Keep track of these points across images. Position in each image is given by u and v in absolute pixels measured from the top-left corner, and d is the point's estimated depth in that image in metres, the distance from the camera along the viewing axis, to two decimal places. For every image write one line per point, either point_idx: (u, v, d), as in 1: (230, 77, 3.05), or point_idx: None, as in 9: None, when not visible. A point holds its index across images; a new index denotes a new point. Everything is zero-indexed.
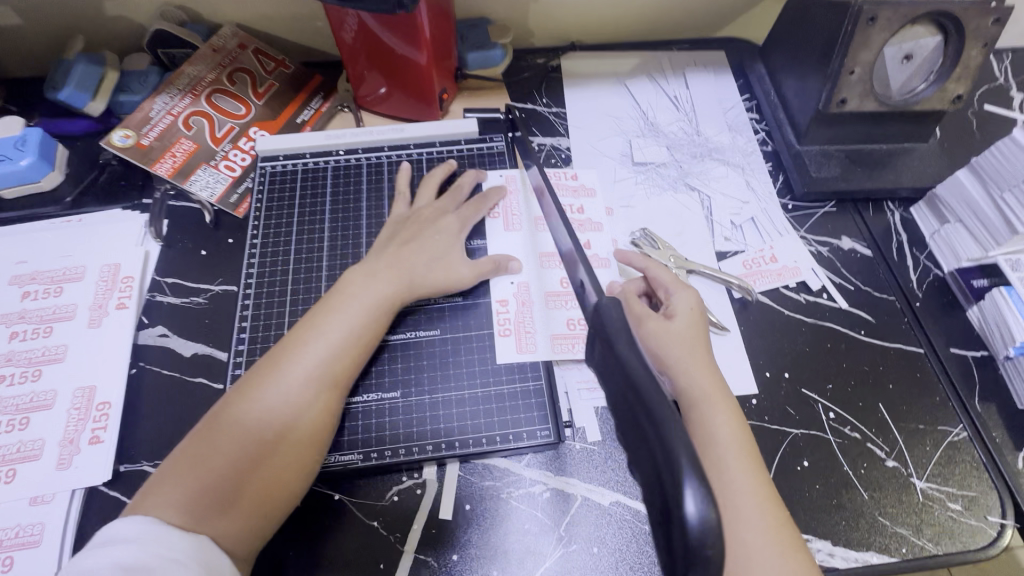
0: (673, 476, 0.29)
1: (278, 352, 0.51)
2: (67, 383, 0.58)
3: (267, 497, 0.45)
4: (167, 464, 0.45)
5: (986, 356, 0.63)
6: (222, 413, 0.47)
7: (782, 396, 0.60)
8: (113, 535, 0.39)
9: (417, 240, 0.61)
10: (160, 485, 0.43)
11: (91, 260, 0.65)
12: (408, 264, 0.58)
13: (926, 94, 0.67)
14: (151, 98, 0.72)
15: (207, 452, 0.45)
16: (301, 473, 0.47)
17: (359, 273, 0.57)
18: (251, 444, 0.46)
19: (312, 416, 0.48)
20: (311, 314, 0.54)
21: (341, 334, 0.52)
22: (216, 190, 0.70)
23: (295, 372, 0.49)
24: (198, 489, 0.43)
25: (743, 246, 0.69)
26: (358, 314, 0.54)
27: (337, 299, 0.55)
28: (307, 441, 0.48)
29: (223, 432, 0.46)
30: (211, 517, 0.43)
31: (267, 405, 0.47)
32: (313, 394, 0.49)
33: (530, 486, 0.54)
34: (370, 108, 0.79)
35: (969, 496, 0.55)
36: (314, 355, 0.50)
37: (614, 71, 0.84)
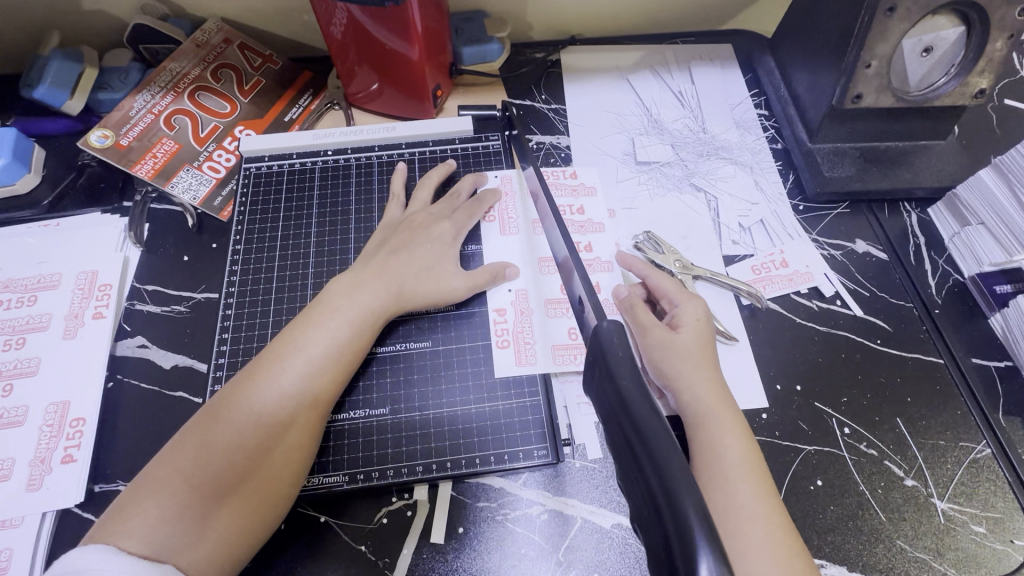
0: (684, 542, 0.26)
1: (255, 368, 0.48)
2: (40, 398, 0.55)
3: (243, 526, 0.42)
4: (131, 490, 0.42)
5: (1010, 367, 0.59)
6: (194, 434, 0.44)
7: (794, 410, 0.56)
8: (71, 568, 0.35)
9: (409, 246, 0.58)
10: (123, 514, 0.40)
11: (68, 267, 0.62)
12: (398, 273, 0.55)
13: (947, 89, 0.63)
14: (131, 96, 0.68)
15: (177, 477, 0.42)
16: (280, 498, 0.45)
17: (345, 284, 0.54)
18: (227, 468, 0.43)
19: (292, 438, 0.46)
20: (291, 327, 0.51)
21: (323, 349, 0.49)
22: (200, 193, 0.66)
23: (275, 390, 0.46)
24: (168, 518, 0.40)
25: (752, 250, 0.66)
26: (343, 328, 0.51)
27: (319, 310, 0.52)
28: (287, 464, 0.45)
29: (191, 457, 0.43)
30: (181, 549, 0.39)
31: (244, 427, 0.44)
32: (294, 414, 0.46)
33: (527, 508, 0.51)
34: (361, 106, 0.75)
35: (993, 517, 0.52)
36: (295, 372, 0.47)
37: (616, 65, 0.81)
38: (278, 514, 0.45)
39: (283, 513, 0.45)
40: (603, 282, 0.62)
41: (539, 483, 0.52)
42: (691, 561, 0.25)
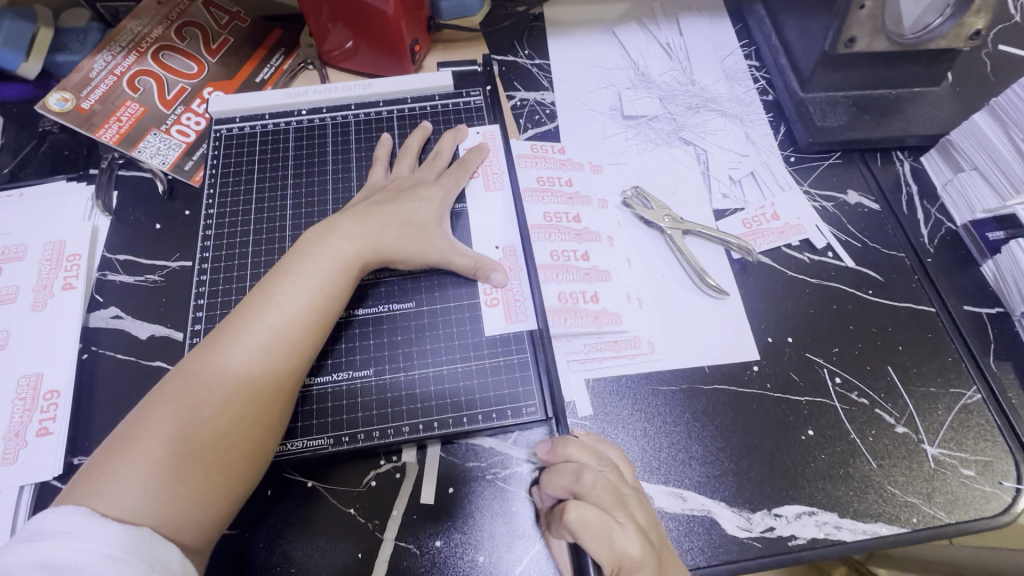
0: None
1: (223, 325, 0.46)
2: (11, 371, 0.53)
3: (218, 483, 0.41)
4: (98, 454, 0.40)
5: (1002, 313, 0.59)
6: (165, 392, 0.42)
7: (785, 362, 0.56)
8: (40, 528, 0.35)
9: (392, 201, 0.56)
10: (95, 475, 0.39)
11: (32, 238, 0.60)
12: (378, 227, 0.53)
13: (941, 31, 0.61)
14: (90, 57, 0.65)
15: (144, 438, 0.40)
16: (257, 454, 0.44)
17: (318, 236, 0.51)
18: (198, 425, 0.41)
19: (267, 393, 0.44)
20: (262, 281, 0.48)
21: (297, 302, 0.47)
22: (169, 157, 0.64)
23: (244, 345, 0.44)
24: (137, 478, 0.39)
25: (742, 204, 0.64)
26: (316, 281, 0.48)
27: (292, 262, 0.49)
28: (261, 420, 0.44)
29: (163, 413, 0.41)
30: (156, 509, 0.38)
31: (213, 382, 0.43)
32: (266, 370, 0.44)
33: (518, 466, 0.50)
34: (336, 64, 0.72)
35: (983, 461, 0.52)
36: (267, 327, 0.45)
37: (600, 18, 0.78)
38: (255, 470, 0.44)
39: (261, 468, 0.45)
40: (592, 252, 0.60)
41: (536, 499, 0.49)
42: None
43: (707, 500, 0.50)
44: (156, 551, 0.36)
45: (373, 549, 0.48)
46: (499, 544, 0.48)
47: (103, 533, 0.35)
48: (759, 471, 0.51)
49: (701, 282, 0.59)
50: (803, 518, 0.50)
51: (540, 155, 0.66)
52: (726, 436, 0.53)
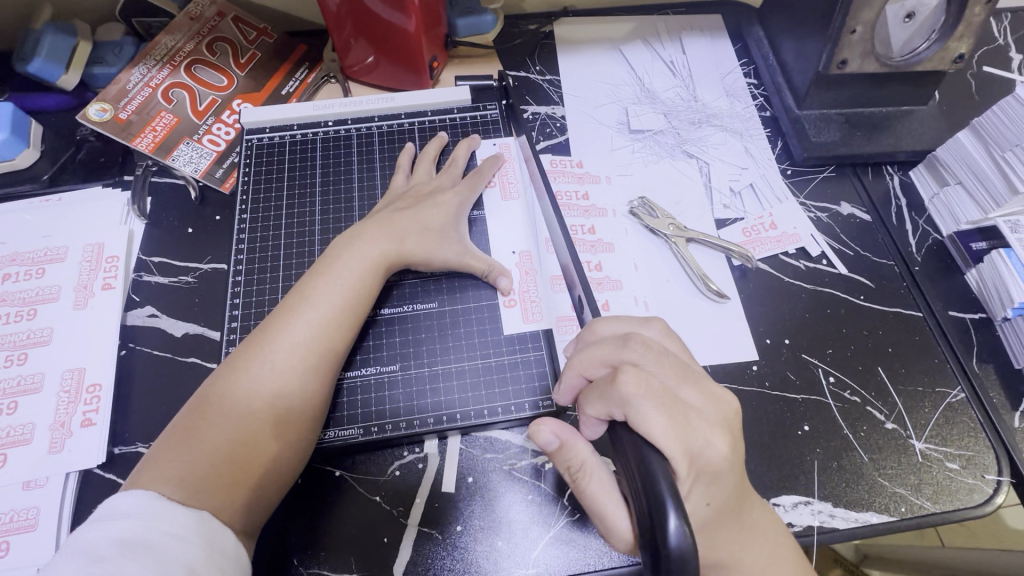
0: (657, 500, 0.34)
1: (267, 325, 0.50)
2: (55, 366, 0.56)
3: (268, 469, 0.45)
4: (162, 443, 0.45)
5: (984, 318, 0.63)
6: (218, 387, 0.47)
7: (783, 362, 0.60)
8: (113, 509, 0.38)
9: (415, 207, 0.60)
10: (160, 463, 0.43)
11: (73, 240, 0.63)
12: (403, 233, 0.57)
13: (927, 54, 0.65)
14: (127, 70, 0.69)
15: (202, 429, 0.45)
16: (303, 443, 0.47)
17: (348, 240, 0.55)
18: (248, 416, 0.45)
19: (309, 385, 0.48)
20: (301, 284, 0.52)
21: (332, 301, 0.51)
22: (201, 165, 0.67)
23: (287, 343, 0.48)
24: (197, 465, 0.43)
25: (742, 214, 0.68)
26: (349, 281, 0.52)
27: (327, 265, 0.53)
28: (304, 411, 0.47)
29: (217, 406, 0.46)
30: (214, 493, 0.42)
31: (261, 377, 0.47)
32: (307, 365, 0.48)
33: (533, 458, 0.54)
34: (358, 78, 0.76)
35: (966, 455, 0.56)
36: (306, 325, 0.49)
37: (608, 36, 0.82)
38: (301, 458, 0.48)
39: (306, 457, 0.48)
40: (605, 262, 0.64)
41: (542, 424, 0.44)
42: (663, 511, 0.33)
43: None
44: (214, 533, 0.40)
45: (398, 534, 0.51)
46: (516, 529, 0.51)
47: (170, 516, 0.38)
48: (758, 464, 0.55)
49: (704, 287, 0.62)
50: (800, 507, 0.53)
51: (559, 174, 0.69)
52: None
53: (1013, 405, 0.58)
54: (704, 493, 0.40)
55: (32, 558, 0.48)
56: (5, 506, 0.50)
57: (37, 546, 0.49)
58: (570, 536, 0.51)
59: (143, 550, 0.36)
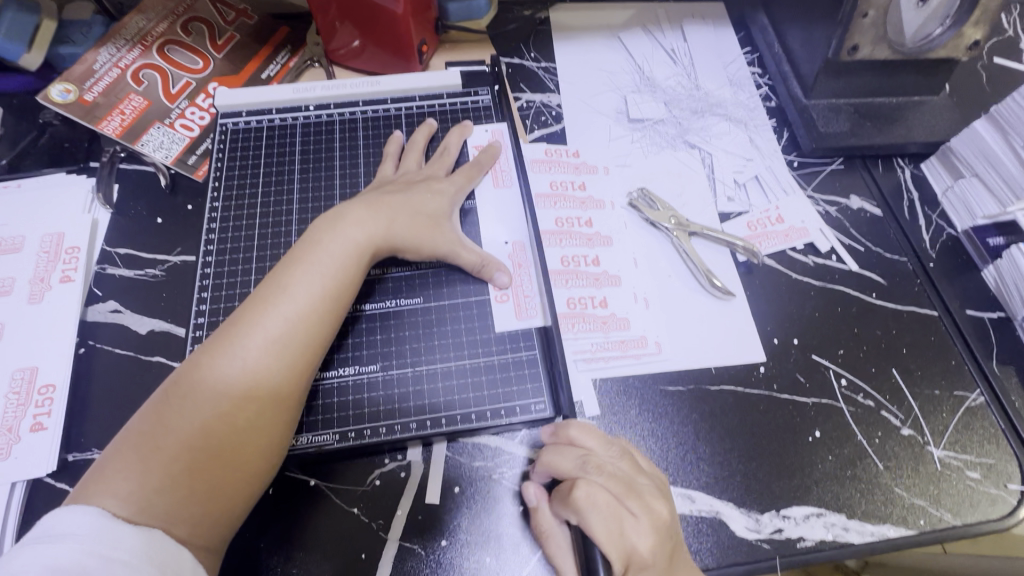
0: None
1: (238, 316, 0.45)
2: (5, 365, 0.52)
3: (234, 478, 0.41)
4: (114, 447, 0.40)
5: (1002, 318, 0.59)
6: (179, 385, 0.42)
7: (792, 363, 0.56)
8: (50, 529, 0.35)
9: (400, 192, 0.55)
10: (110, 472, 0.39)
11: (31, 229, 0.58)
12: (388, 218, 0.52)
13: (942, 41, 0.62)
14: (94, 50, 0.64)
15: (162, 431, 0.40)
16: (274, 448, 0.44)
17: (330, 223, 0.50)
18: (214, 418, 0.41)
19: (282, 384, 0.44)
20: (276, 271, 0.48)
21: (310, 292, 0.46)
22: (172, 152, 0.63)
23: (259, 337, 0.44)
24: (152, 475, 0.39)
25: (747, 207, 0.65)
26: (329, 269, 0.48)
27: (305, 251, 0.49)
28: (276, 413, 0.43)
29: (176, 408, 0.41)
30: (169, 507, 0.39)
31: (229, 375, 0.42)
32: (280, 363, 0.44)
33: (525, 466, 0.50)
34: (343, 63, 0.72)
35: (987, 463, 0.52)
36: (281, 318, 0.45)
37: (606, 23, 0.79)
38: (272, 463, 0.44)
39: (277, 462, 0.45)
40: (603, 257, 0.60)
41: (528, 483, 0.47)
42: None
43: (715, 501, 0.50)
44: (167, 555, 0.37)
45: (378, 550, 0.47)
46: (507, 543, 0.47)
47: (113, 538, 0.35)
48: (766, 473, 0.51)
49: (707, 284, 0.59)
50: (812, 520, 0.49)
51: (554, 164, 0.66)
52: (733, 438, 0.52)
53: None
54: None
55: None
56: None
57: None
58: None
59: None
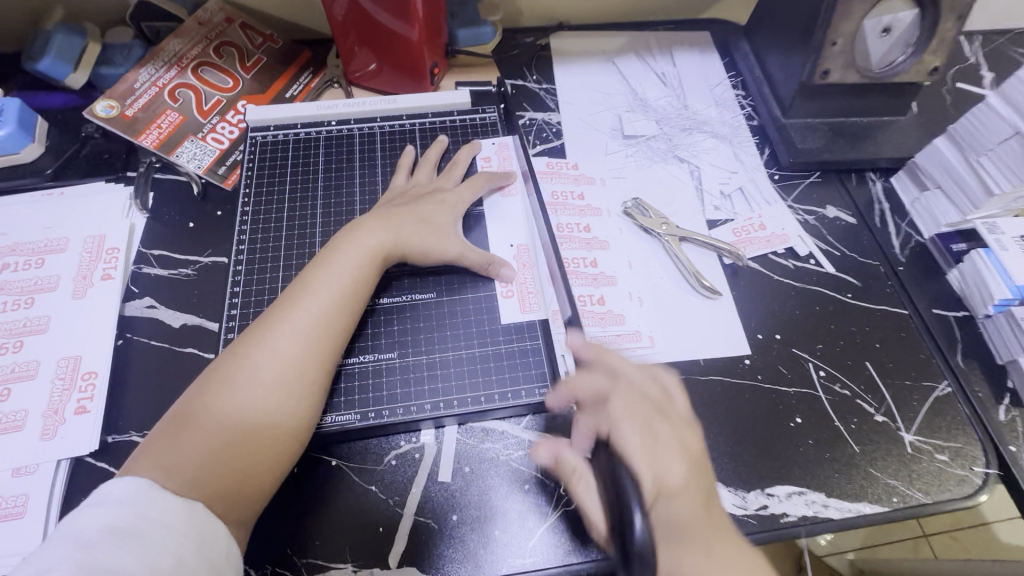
0: (622, 504, 0.38)
1: (269, 315, 0.51)
2: (51, 354, 0.56)
3: (265, 457, 0.45)
4: (159, 432, 0.45)
5: (967, 316, 0.65)
6: (217, 375, 0.47)
7: (774, 356, 0.61)
8: (103, 495, 0.39)
9: (411, 203, 0.61)
10: (156, 452, 0.43)
11: (74, 232, 0.63)
12: (401, 225, 0.58)
13: (904, 67, 0.69)
14: (135, 71, 0.71)
15: (203, 414, 0.45)
16: (301, 430, 0.47)
17: (349, 232, 0.57)
18: (248, 404, 0.46)
19: (308, 371, 0.48)
20: (303, 274, 0.53)
21: (333, 290, 0.52)
22: (204, 162, 0.68)
23: (287, 329, 0.49)
24: (192, 453, 0.43)
25: (732, 215, 0.71)
26: (350, 271, 0.53)
27: (328, 256, 0.54)
28: (303, 397, 0.47)
29: (214, 394, 0.46)
30: (208, 482, 0.42)
31: (260, 364, 0.47)
32: (306, 352, 0.49)
33: (529, 448, 0.54)
34: (360, 83, 0.78)
35: (954, 447, 0.57)
36: (308, 313, 0.50)
37: (602, 49, 0.85)
38: (299, 446, 0.48)
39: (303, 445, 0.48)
40: (600, 259, 0.66)
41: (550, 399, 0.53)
42: (626, 511, 0.37)
43: None
44: (205, 525, 0.40)
45: (394, 524, 0.50)
46: (513, 518, 0.51)
47: (159, 505, 0.39)
48: (752, 456, 0.55)
49: (697, 284, 0.64)
50: (794, 498, 0.54)
51: (555, 176, 0.71)
52: (721, 424, 0.57)
53: (998, 399, 0.60)
54: (665, 506, 0.42)
55: (19, 546, 0.47)
56: None
57: (25, 533, 0.48)
58: (570, 525, 0.51)
59: (131, 538, 0.37)
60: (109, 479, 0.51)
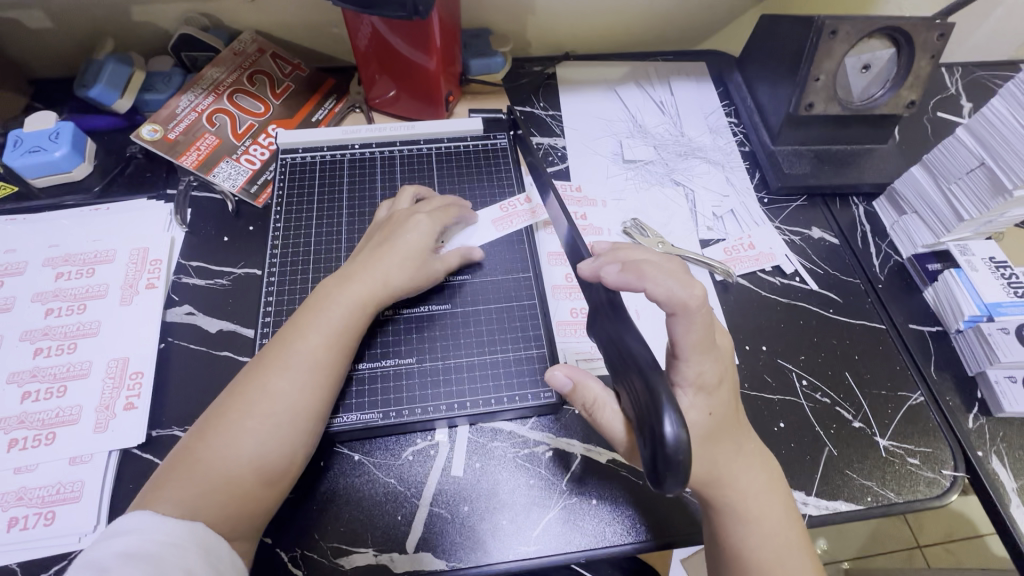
0: (656, 408, 0.38)
1: (266, 353, 0.55)
2: (101, 355, 0.62)
3: (260, 486, 0.50)
4: (167, 466, 0.50)
5: (940, 331, 0.70)
6: (218, 413, 0.52)
7: (760, 366, 0.66)
8: (117, 529, 0.44)
9: (388, 241, 0.61)
10: (161, 485, 0.48)
11: (121, 244, 0.69)
12: (385, 264, 0.60)
13: (883, 100, 0.75)
14: (177, 97, 0.77)
15: (207, 458, 0.49)
16: (294, 460, 0.52)
17: (344, 274, 0.60)
18: (247, 446, 0.50)
19: (300, 407, 0.52)
20: (298, 314, 0.58)
21: (324, 329, 0.56)
22: (238, 181, 0.75)
23: (282, 367, 0.53)
24: (195, 485, 0.48)
25: (723, 235, 0.76)
26: (341, 310, 0.57)
27: (319, 297, 0.58)
28: (295, 430, 0.52)
29: (213, 431, 0.50)
30: (209, 510, 0.47)
31: (256, 402, 0.51)
32: (298, 389, 0.53)
33: (535, 446, 0.60)
34: (381, 109, 0.85)
35: (925, 452, 0.62)
36: (301, 351, 0.54)
37: (604, 78, 0.92)
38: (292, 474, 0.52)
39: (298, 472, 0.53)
40: None
41: (605, 274, 0.46)
42: (660, 416, 0.38)
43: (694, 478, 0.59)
44: (207, 543, 0.45)
45: (411, 514, 0.56)
46: (519, 509, 0.56)
47: (163, 527, 0.44)
48: None
49: None
50: None
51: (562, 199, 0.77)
52: None
53: (967, 408, 0.65)
54: (705, 404, 0.47)
55: (76, 527, 0.53)
56: (53, 479, 0.55)
57: (81, 516, 0.53)
58: (571, 517, 0.56)
59: (144, 558, 0.42)
60: (154, 469, 0.57)
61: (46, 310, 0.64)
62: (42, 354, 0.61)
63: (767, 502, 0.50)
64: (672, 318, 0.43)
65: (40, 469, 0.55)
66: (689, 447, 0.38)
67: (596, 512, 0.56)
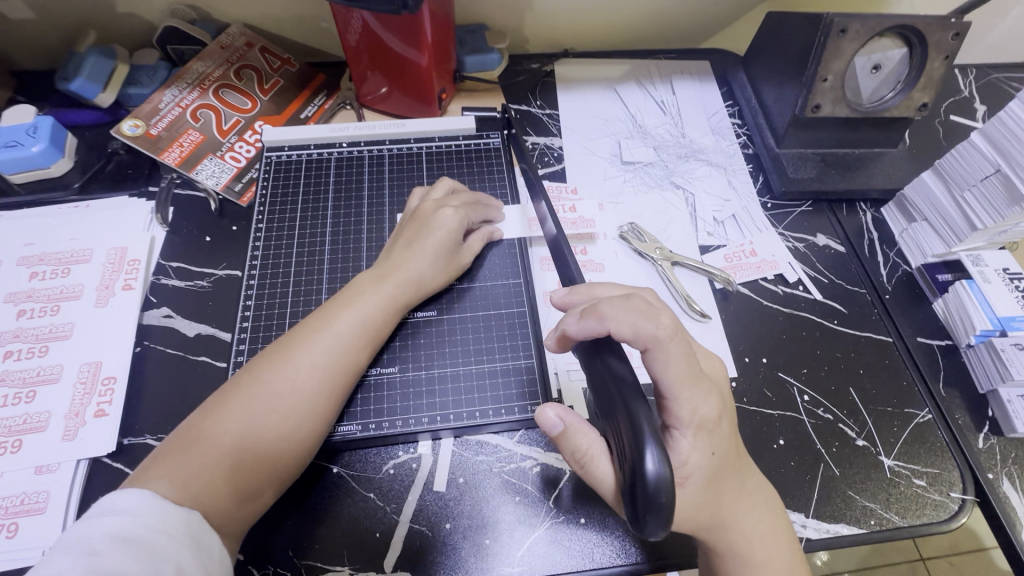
0: (637, 443, 0.36)
1: (290, 341, 0.53)
2: (73, 359, 0.60)
3: (263, 480, 0.48)
4: (169, 443, 0.48)
5: (949, 345, 0.67)
6: (231, 395, 0.50)
7: (759, 380, 0.63)
8: (110, 505, 0.41)
9: (416, 243, 0.60)
10: (162, 462, 0.46)
11: (99, 243, 0.67)
12: (415, 265, 0.59)
13: (893, 103, 0.72)
14: (161, 91, 0.74)
15: (189, 446, 0.47)
16: (300, 458, 0.50)
17: (376, 271, 0.59)
18: (243, 436, 0.48)
19: (319, 405, 0.51)
20: (325, 306, 0.56)
21: (350, 328, 0.54)
22: (222, 179, 0.72)
23: (307, 360, 0.52)
24: (199, 466, 0.46)
25: (724, 241, 0.73)
26: (372, 310, 0.56)
27: (348, 295, 0.57)
28: (309, 428, 0.50)
29: (226, 414, 0.49)
30: (208, 496, 0.45)
31: (276, 392, 0.50)
32: (321, 386, 0.52)
33: (522, 461, 0.57)
34: (372, 106, 0.82)
35: (933, 473, 0.59)
36: (328, 347, 0.53)
37: (604, 76, 0.89)
38: (294, 471, 0.51)
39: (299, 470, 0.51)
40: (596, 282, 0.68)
41: (568, 330, 0.43)
42: (641, 451, 0.36)
43: None
44: (200, 535, 0.43)
45: (390, 531, 0.53)
46: (503, 528, 0.53)
47: (162, 515, 0.42)
48: None
49: (687, 308, 0.67)
50: None
51: (557, 202, 0.74)
52: None
53: (977, 427, 0.62)
54: (707, 442, 0.43)
55: (39, 540, 0.51)
56: (18, 489, 0.53)
57: (45, 528, 0.51)
58: (556, 538, 0.53)
59: (136, 544, 0.39)
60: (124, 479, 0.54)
61: (18, 312, 0.62)
62: (12, 358, 0.59)
63: (762, 536, 0.47)
64: (647, 355, 0.41)
65: (5, 478, 0.53)
66: (672, 484, 0.36)
67: (583, 533, 0.53)
